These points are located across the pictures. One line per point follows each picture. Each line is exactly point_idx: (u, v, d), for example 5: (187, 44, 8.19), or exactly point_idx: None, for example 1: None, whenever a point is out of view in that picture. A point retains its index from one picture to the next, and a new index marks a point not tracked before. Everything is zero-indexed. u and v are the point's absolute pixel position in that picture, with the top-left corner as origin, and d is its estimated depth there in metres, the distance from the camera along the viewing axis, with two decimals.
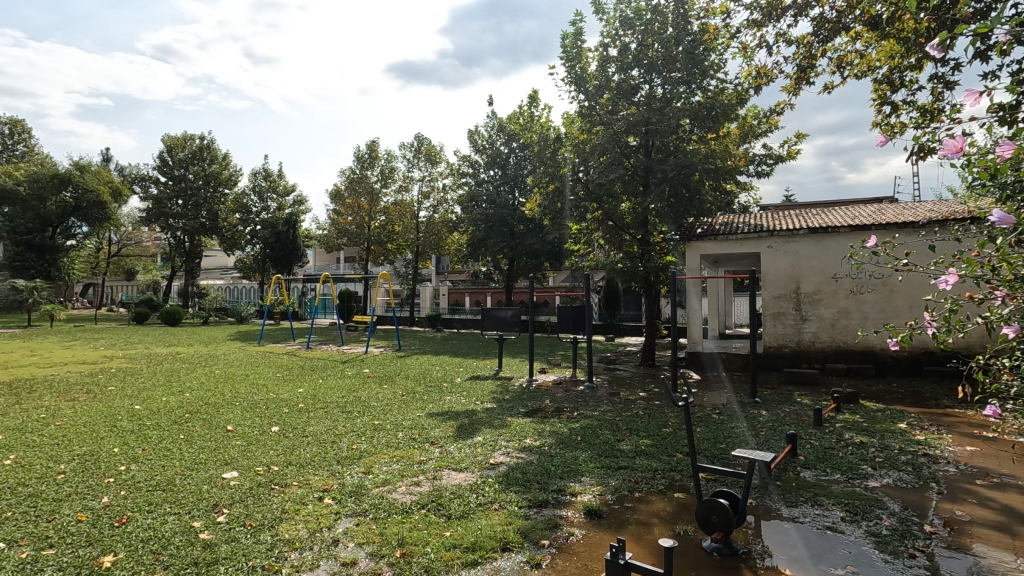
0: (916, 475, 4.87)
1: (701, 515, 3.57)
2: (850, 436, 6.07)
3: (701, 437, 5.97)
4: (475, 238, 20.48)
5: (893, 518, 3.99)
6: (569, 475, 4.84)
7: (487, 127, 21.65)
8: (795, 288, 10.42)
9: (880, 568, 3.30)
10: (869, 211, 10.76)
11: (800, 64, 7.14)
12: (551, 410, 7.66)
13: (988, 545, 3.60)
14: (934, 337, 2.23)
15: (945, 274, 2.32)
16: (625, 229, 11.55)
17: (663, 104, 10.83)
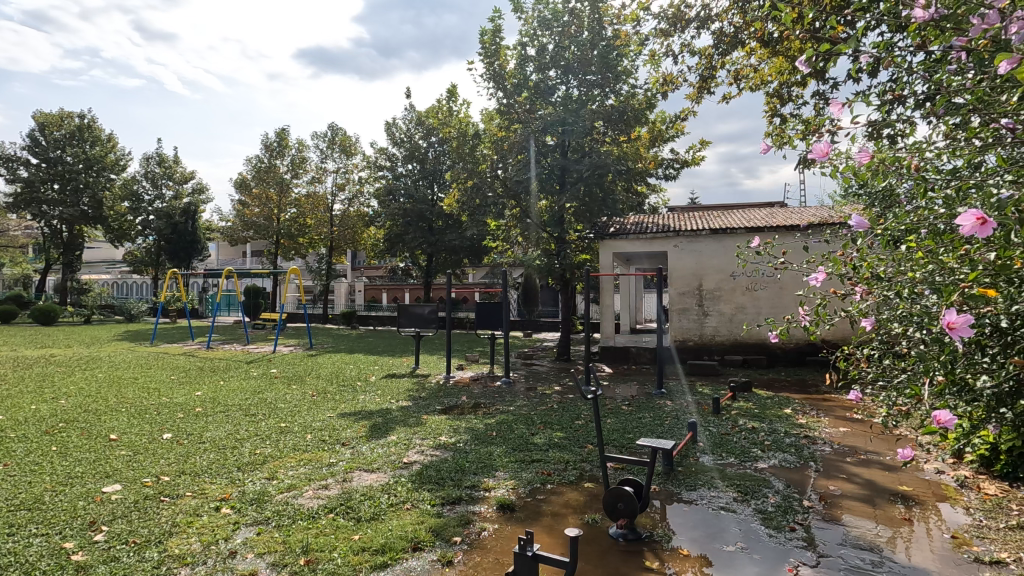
0: (797, 456, 5.35)
1: (608, 502, 3.71)
2: (743, 422, 6.56)
3: (610, 428, 6.21)
4: (392, 233, 20.02)
5: (777, 495, 4.35)
6: (483, 471, 4.85)
7: (405, 120, 21.21)
8: (698, 285, 11.11)
9: (765, 542, 3.58)
10: (763, 214, 11.65)
11: (703, 74, 7.58)
12: (468, 406, 7.65)
13: (855, 515, 4.02)
14: (806, 330, 2.43)
15: (814, 273, 2.53)
16: (543, 227, 11.75)
17: (579, 105, 11.10)
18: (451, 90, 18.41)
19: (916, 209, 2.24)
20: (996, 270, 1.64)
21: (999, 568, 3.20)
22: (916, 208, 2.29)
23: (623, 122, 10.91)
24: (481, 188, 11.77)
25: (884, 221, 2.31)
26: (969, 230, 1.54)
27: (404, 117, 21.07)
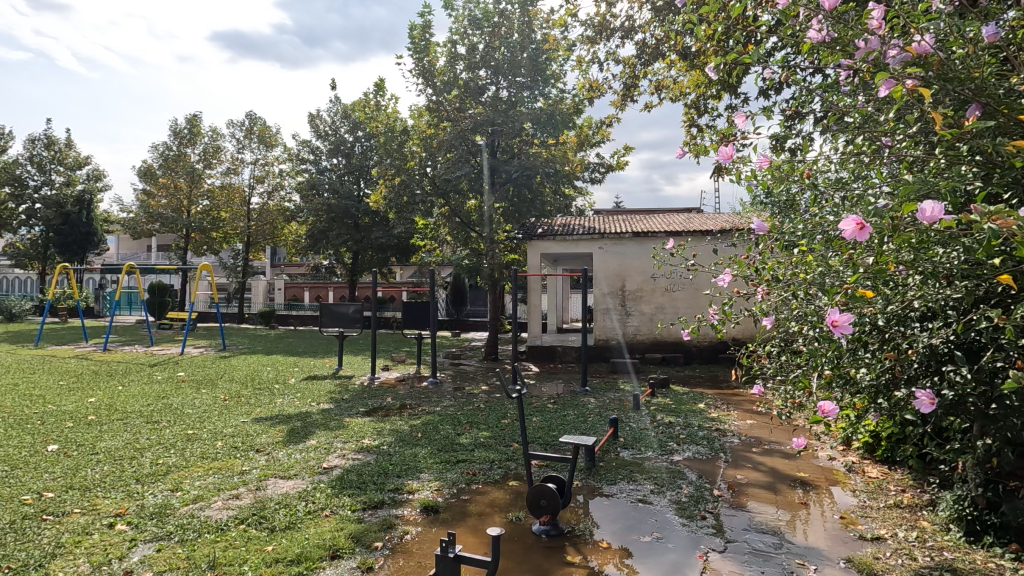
0: (709, 448, 5.66)
1: (531, 500, 3.75)
2: (660, 417, 6.87)
3: (535, 426, 6.29)
4: (315, 229, 19.25)
5: (690, 486, 4.58)
6: (407, 473, 4.76)
7: (329, 113, 20.46)
8: (621, 286, 11.51)
9: (679, 532, 3.76)
10: (681, 219, 12.25)
11: (627, 82, 7.84)
12: (392, 408, 7.48)
13: (758, 502, 4.32)
14: (714, 328, 2.57)
15: (721, 274, 2.68)
16: (472, 226, 11.71)
17: (508, 106, 11.16)
18: (379, 84, 17.93)
19: (810, 216, 2.42)
20: (874, 274, 1.80)
21: (879, 543, 3.55)
22: (808, 215, 2.49)
23: (552, 124, 11.06)
24: (409, 185, 11.55)
25: (782, 227, 2.49)
26: (851, 234, 1.68)
27: (328, 109, 20.28)
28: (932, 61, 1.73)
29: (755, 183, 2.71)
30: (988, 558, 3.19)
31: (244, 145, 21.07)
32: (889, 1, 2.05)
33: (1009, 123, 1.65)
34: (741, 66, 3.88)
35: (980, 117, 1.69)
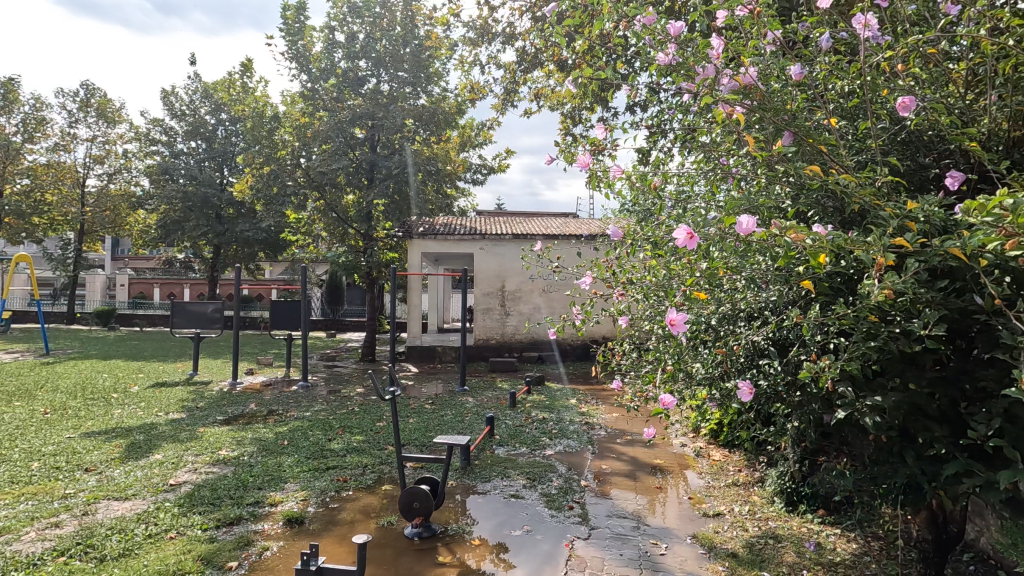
0: (578, 441, 5.97)
1: (403, 503, 3.67)
2: (535, 414, 7.10)
3: (412, 428, 6.19)
4: (168, 219, 17.25)
5: (560, 478, 4.79)
6: (270, 484, 4.43)
7: (187, 90, 18.46)
8: (501, 287, 11.75)
9: (548, 522, 3.91)
10: (558, 223, 12.77)
11: (507, 87, 8.01)
12: (256, 415, 6.92)
13: (620, 489, 4.63)
14: (576, 326, 2.70)
15: (584, 277, 2.81)
16: (349, 222, 11.21)
17: (389, 100, 10.85)
18: (246, 64, 16.51)
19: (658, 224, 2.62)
20: (705, 279, 1.99)
21: (719, 519, 3.97)
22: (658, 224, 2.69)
23: (434, 122, 10.92)
24: (279, 175, 10.77)
25: (637, 233, 2.67)
26: (681, 241, 1.86)
27: (185, 86, 18.26)
28: (753, 92, 1.94)
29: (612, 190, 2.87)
30: (802, 523, 3.72)
31: (77, 118, 18.24)
32: (730, 33, 2.27)
33: (810, 151, 1.91)
34: (610, 82, 4.12)
35: (790, 146, 1.92)
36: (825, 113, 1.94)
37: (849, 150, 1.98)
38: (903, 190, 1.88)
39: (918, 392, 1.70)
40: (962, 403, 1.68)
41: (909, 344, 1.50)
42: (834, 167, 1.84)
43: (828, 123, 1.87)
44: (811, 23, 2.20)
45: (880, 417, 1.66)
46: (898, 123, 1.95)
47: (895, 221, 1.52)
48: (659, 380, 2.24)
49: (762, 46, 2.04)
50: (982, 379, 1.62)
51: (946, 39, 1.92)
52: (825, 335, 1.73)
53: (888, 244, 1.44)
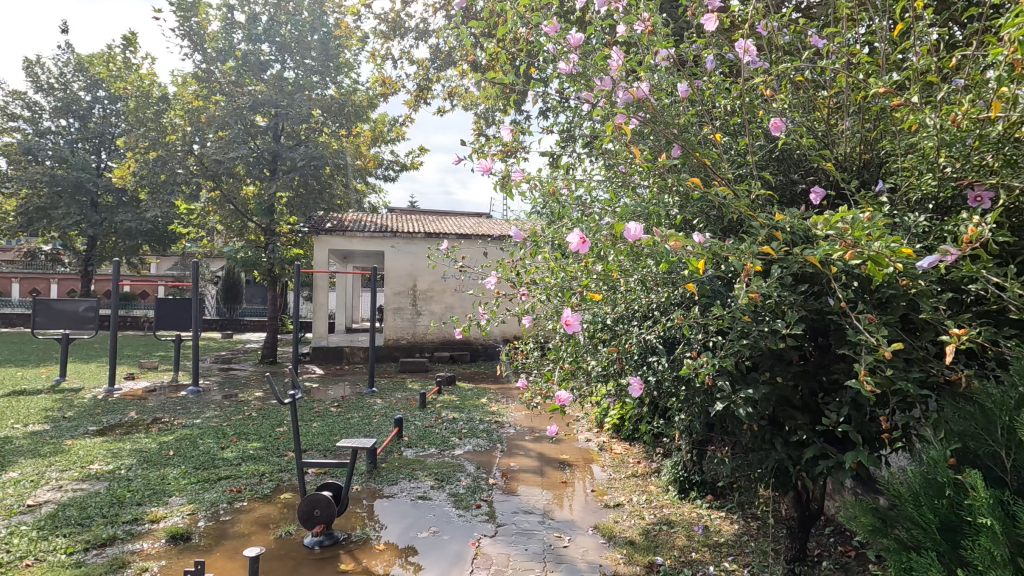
0: (488, 439, 6.01)
1: (303, 511, 3.50)
2: (445, 414, 7.07)
3: (315, 432, 5.92)
4: (30, 206, 15.24)
5: (468, 477, 4.80)
6: (151, 499, 4.05)
7: (56, 61, 16.40)
8: (412, 286, 11.57)
9: (455, 522, 3.90)
10: (471, 222, 12.76)
11: (420, 83, 7.91)
12: (137, 424, 6.30)
13: (528, 485, 4.73)
14: (480, 325, 2.71)
15: (489, 276, 2.82)
16: (248, 216, 10.52)
17: (294, 89, 10.29)
18: (130, 38, 14.95)
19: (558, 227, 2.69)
20: (600, 280, 2.08)
21: (619, 509, 4.18)
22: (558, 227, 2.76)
23: (343, 115, 10.48)
24: (168, 162, 9.72)
25: (539, 234, 2.71)
26: (574, 245, 1.93)
27: (54, 56, 16.21)
28: (646, 105, 2.05)
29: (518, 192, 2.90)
30: (692, 508, 4.00)
31: None
32: (630, 46, 2.37)
33: (696, 164, 2.05)
34: (520, 86, 4.17)
35: (678, 158, 2.05)
36: (710, 129, 2.08)
37: (730, 163, 2.13)
38: (774, 203, 2.07)
39: (784, 384, 1.88)
40: (819, 393, 1.88)
41: (776, 341, 1.66)
42: (716, 178, 1.98)
43: (712, 138, 2.02)
44: (701, 44, 2.35)
45: (751, 407, 1.82)
46: (771, 141, 2.14)
47: (764, 230, 1.67)
48: (556, 377, 2.31)
49: (656, 62, 2.15)
50: (834, 372, 1.82)
51: (812, 69, 2.13)
52: (704, 333, 1.87)
53: (758, 251, 1.58)
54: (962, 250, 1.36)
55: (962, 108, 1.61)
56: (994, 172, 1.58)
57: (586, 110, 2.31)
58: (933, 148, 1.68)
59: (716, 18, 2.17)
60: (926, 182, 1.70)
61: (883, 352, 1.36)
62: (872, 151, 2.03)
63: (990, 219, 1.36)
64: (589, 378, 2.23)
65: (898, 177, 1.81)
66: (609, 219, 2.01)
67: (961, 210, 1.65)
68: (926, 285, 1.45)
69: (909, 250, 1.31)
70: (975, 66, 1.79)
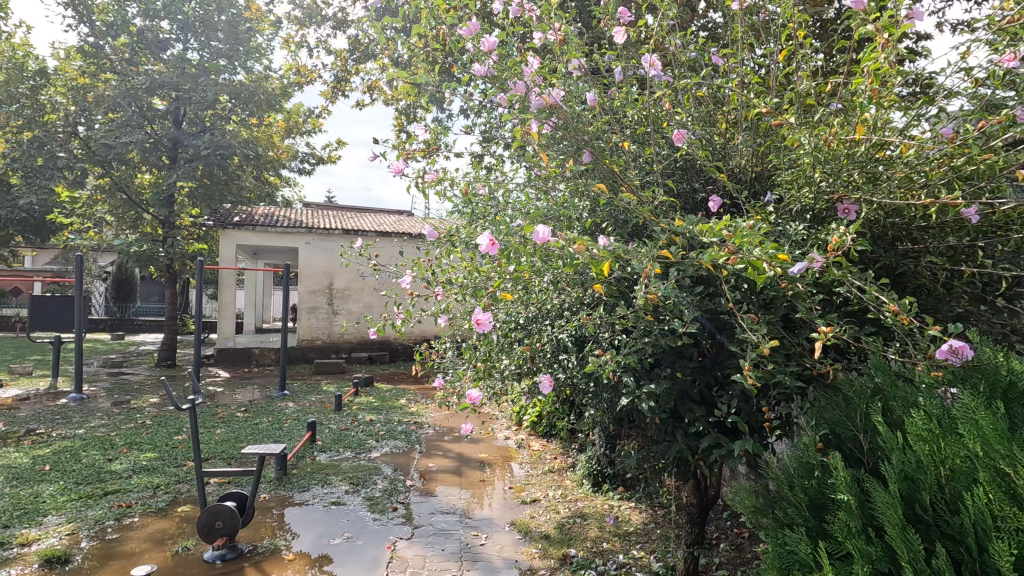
0: (406, 441, 5.92)
1: (203, 524, 3.28)
2: (362, 416, 6.88)
3: (218, 439, 5.56)
4: None
5: (385, 480, 4.70)
6: (22, 520, 3.62)
7: None
8: (328, 284, 11.16)
9: (370, 527, 3.81)
10: (392, 220, 12.50)
11: (338, 74, 7.64)
12: (5, 436, 5.60)
13: (446, 486, 4.71)
14: (394, 325, 2.67)
15: (404, 276, 2.77)
16: (144, 206, 9.66)
17: (198, 72, 9.54)
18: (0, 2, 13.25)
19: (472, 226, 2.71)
20: (512, 280, 2.11)
21: (535, 504, 4.26)
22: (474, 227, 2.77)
23: (253, 103, 9.85)
24: (46, 143, 8.92)
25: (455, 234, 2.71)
26: (484, 247, 1.96)
27: None
28: (557, 111, 2.12)
29: (435, 192, 2.89)
30: (604, 500, 4.16)
31: None
32: (546, 51, 2.43)
33: (605, 170, 2.13)
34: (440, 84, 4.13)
35: (589, 163, 2.13)
36: (619, 137, 2.17)
37: (638, 171, 2.24)
38: (676, 210, 2.19)
39: (683, 380, 2.00)
40: (714, 387, 2.02)
41: (674, 339, 1.77)
42: (624, 185, 2.08)
43: (620, 146, 2.11)
44: (612, 56, 2.45)
45: (653, 402, 1.93)
46: (675, 151, 2.27)
47: (664, 235, 1.77)
48: (469, 377, 2.32)
49: (569, 70, 2.23)
50: (727, 367, 1.96)
51: (710, 87, 2.28)
52: (610, 332, 1.95)
53: (657, 254, 1.67)
54: (829, 257, 1.52)
55: (832, 129, 1.79)
56: (860, 187, 1.77)
57: (500, 114, 2.34)
58: (809, 165, 1.86)
59: (625, 32, 2.28)
60: (805, 194, 1.88)
61: (764, 347, 1.49)
62: (762, 164, 2.21)
63: (851, 230, 1.53)
64: (501, 376, 2.26)
65: (781, 190, 1.98)
66: (521, 223, 2.06)
67: (832, 222, 1.84)
68: (802, 288, 1.61)
69: (785, 256, 1.44)
70: (845, 93, 1.99)
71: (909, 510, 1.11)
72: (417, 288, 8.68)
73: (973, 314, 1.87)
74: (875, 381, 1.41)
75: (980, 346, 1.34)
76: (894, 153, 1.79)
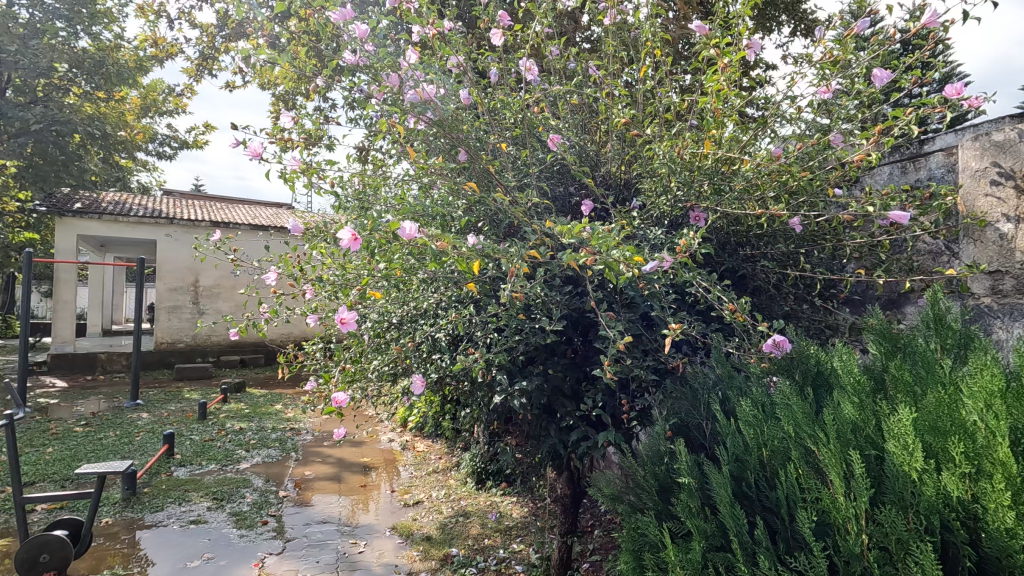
0: (280, 449, 5.54)
1: (24, 559, 2.81)
2: (230, 424, 6.32)
3: (49, 459, 4.80)
4: None
5: (254, 493, 4.35)
6: None
7: None
8: (193, 281, 10.17)
9: (235, 544, 3.50)
10: (268, 213, 11.64)
11: (204, 52, 6.96)
12: None
13: (323, 494, 4.48)
14: (256, 327, 2.46)
15: (268, 273, 2.58)
16: None
17: (27, 33, 8.17)
18: None
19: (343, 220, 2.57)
20: (381, 278, 2.04)
21: (418, 506, 4.20)
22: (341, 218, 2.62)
23: (100, 75, 8.65)
24: None
25: (322, 228, 2.55)
26: (347, 243, 1.88)
27: None
28: (430, 107, 2.09)
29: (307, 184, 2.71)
30: (488, 497, 4.22)
31: None
32: (427, 45, 2.39)
33: (482, 169, 2.14)
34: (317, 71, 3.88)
35: (465, 161, 2.13)
36: (496, 138, 2.20)
37: (514, 172, 2.27)
38: (550, 212, 2.26)
39: (555, 375, 2.06)
40: (582, 382, 2.10)
41: (544, 337, 1.82)
42: (500, 186, 2.11)
43: (496, 147, 2.14)
44: (493, 57, 2.46)
45: (524, 398, 1.97)
46: (550, 156, 2.35)
47: (533, 236, 1.81)
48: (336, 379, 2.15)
49: (447, 66, 2.22)
50: (593, 363, 2.06)
51: (583, 95, 2.37)
52: (483, 331, 1.97)
53: (526, 254, 1.71)
54: (679, 260, 1.65)
55: (684, 143, 1.96)
56: (707, 197, 1.96)
57: (372, 106, 2.26)
58: (666, 175, 2.00)
59: (503, 34, 2.31)
60: (664, 202, 2.02)
61: (620, 343, 1.59)
62: (629, 172, 2.35)
63: (697, 236, 1.67)
64: (371, 376, 2.19)
65: (642, 197, 2.09)
66: (389, 220, 1.99)
67: (686, 227, 2.01)
68: (657, 289, 1.73)
69: (639, 258, 1.54)
70: (698, 111, 2.17)
71: (737, 488, 1.24)
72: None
73: (798, 313, 2.13)
74: (716, 373, 1.57)
75: (798, 340, 1.53)
76: (737, 168, 1.98)
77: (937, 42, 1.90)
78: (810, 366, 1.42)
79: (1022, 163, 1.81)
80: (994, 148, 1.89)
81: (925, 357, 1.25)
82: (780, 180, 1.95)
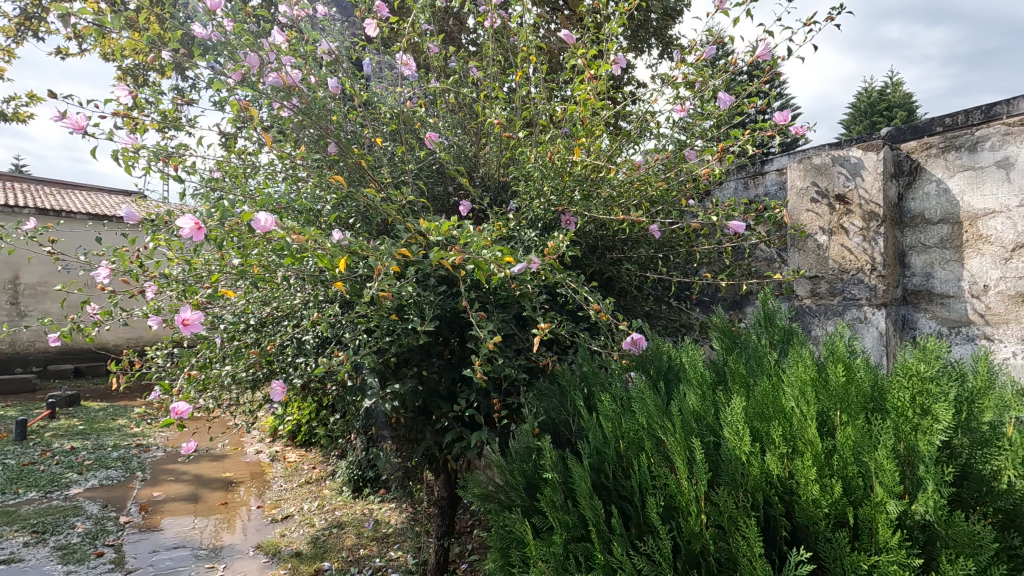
0: (123, 469, 4.88)
1: None
2: (58, 444, 5.44)
3: None
4: None
5: (87, 521, 3.78)
6: None
7: None
8: (11, 278, 8.67)
9: None
10: (113, 201, 10.26)
11: (25, 9, 5.96)
12: None
13: (175, 517, 4.01)
14: (80, 331, 2.13)
15: (97, 268, 2.25)
16: None
17: None
18: None
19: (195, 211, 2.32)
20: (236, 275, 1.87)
21: (288, 521, 3.93)
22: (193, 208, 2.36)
23: None
24: None
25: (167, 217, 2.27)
26: (188, 231, 1.73)
27: None
28: (296, 93, 1.95)
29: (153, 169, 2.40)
30: (365, 505, 4.05)
31: None
32: (294, 27, 2.24)
33: (354, 163, 2.05)
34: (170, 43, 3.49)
35: (336, 153, 2.03)
36: (370, 132, 2.12)
37: (389, 169, 2.20)
38: (426, 211, 2.23)
39: (429, 377, 2.03)
40: (457, 382, 2.09)
41: (416, 338, 1.79)
42: (374, 182, 2.03)
43: (369, 142, 2.06)
44: (368, 48, 2.36)
45: (396, 401, 1.91)
46: (428, 154, 2.31)
47: (405, 234, 1.77)
48: (180, 388, 1.92)
49: (315, 51, 2.09)
50: (468, 363, 2.06)
51: (461, 95, 2.36)
52: (352, 333, 1.88)
53: (396, 253, 1.66)
54: (548, 261, 1.70)
55: (556, 148, 2.03)
56: (576, 202, 2.04)
57: (230, 88, 2.06)
58: (539, 179, 2.06)
59: (378, 25, 2.23)
60: (537, 206, 2.08)
61: (491, 344, 1.59)
62: (505, 175, 2.38)
63: (565, 239, 1.73)
64: (224, 384, 1.99)
65: (517, 199, 2.13)
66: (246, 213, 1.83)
67: (557, 230, 2.08)
68: (529, 289, 1.77)
69: (509, 259, 1.57)
70: (570, 120, 2.25)
71: (597, 479, 1.30)
72: (116, 287, 7.88)
73: (658, 313, 2.30)
74: (582, 370, 1.64)
75: (653, 338, 1.65)
76: (604, 176, 2.09)
77: (771, 73, 2.16)
78: (663, 362, 1.54)
79: (834, 184, 2.10)
80: (814, 170, 2.17)
81: (756, 352, 1.41)
82: (641, 189, 2.10)
